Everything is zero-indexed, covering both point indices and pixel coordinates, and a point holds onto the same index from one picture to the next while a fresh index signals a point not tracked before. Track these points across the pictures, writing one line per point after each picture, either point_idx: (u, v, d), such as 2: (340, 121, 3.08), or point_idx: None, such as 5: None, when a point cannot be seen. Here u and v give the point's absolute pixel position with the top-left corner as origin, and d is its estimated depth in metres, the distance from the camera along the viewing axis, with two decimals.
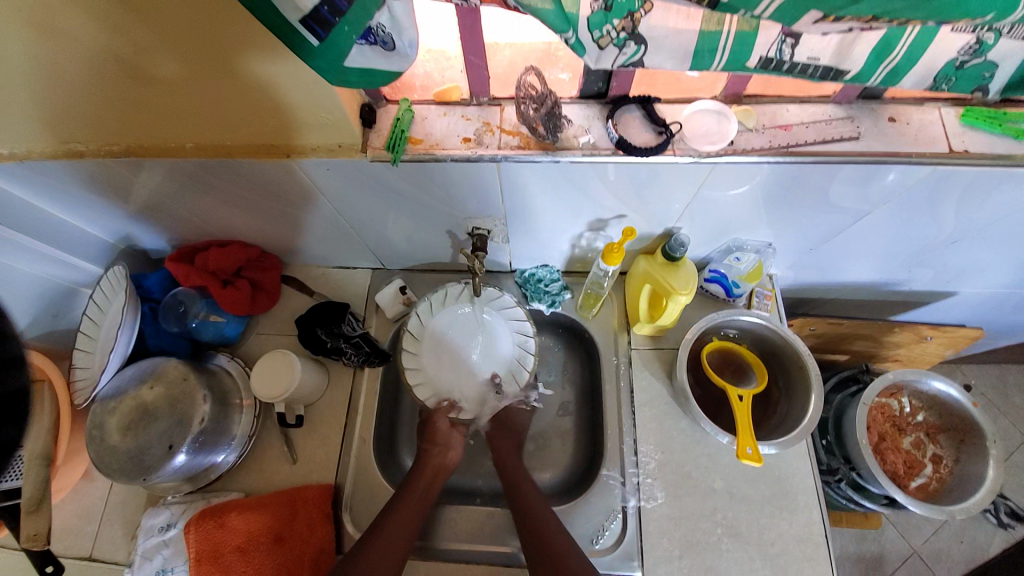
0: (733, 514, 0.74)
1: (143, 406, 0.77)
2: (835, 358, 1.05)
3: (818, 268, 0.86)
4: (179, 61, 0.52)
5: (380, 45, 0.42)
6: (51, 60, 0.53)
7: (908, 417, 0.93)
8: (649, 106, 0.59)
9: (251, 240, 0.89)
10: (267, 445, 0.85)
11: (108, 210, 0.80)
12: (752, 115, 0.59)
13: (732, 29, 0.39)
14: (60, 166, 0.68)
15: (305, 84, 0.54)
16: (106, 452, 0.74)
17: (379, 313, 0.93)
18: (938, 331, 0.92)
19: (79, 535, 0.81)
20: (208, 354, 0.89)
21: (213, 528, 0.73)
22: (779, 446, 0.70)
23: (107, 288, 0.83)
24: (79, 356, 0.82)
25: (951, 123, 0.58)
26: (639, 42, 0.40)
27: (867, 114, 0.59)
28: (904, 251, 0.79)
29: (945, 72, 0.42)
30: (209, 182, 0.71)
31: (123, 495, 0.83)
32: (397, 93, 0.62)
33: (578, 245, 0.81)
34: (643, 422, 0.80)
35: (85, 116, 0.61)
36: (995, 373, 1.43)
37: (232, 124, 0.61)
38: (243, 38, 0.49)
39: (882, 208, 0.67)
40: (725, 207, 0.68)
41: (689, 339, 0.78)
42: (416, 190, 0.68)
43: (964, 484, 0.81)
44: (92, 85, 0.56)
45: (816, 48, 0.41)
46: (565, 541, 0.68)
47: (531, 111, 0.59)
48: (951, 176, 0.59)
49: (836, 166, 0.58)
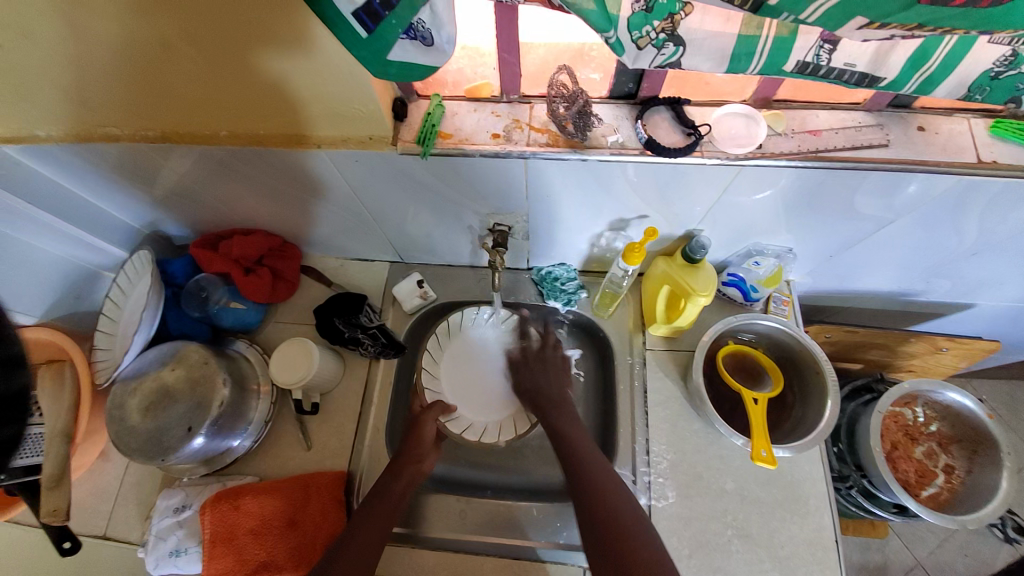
0: (743, 516, 0.75)
1: (164, 387, 0.78)
2: (848, 366, 1.05)
3: (836, 276, 0.86)
4: (214, 50, 0.53)
5: (419, 40, 0.43)
6: (94, 46, 0.54)
7: (921, 427, 0.93)
8: (678, 108, 0.59)
9: (273, 229, 0.90)
10: (282, 432, 0.86)
11: (137, 195, 0.82)
12: (782, 120, 0.59)
13: (771, 33, 0.39)
14: (94, 150, 0.70)
15: (340, 76, 0.55)
16: (126, 432, 0.75)
17: (396, 306, 0.94)
18: (955, 343, 0.91)
19: (97, 512, 0.83)
20: (227, 340, 0.91)
21: (228, 510, 0.74)
22: (793, 451, 0.71)
23: (131, 272, 0.85)
24: (102, 337, 0.84)
25: (980, 133, 0.58)
26: (677, 44, 0.40)
27: (896, 121, 0.59)
28: (924, 262, 0.79)
29: (980, 81, 0.42)
30: (237, 169, 0.72)
31: (140, 475, 0.85)
32: (429, 88, 0.63)
33: (597, 245, 0.82)
34: (656, 422, 0.81)
35: (123, 101, 0.63)
36: (1007, 389, 1.42)
37: (262, 112, 0.62)
38: (276, 29, 0.49)
39: (904, 218, 0.67)
40: (747, 211, 0.68)
41: (706, 342, 0.78)
42: (441, 184, 0.69)
43: (975, 495, 0.81)
44: (132, 72, 0.57)
45: (853, 54, 0.41)
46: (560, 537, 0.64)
47: (562, 110, 0.59)
48: (978, 187, 0.59)
49: (863, 173, 0.58)
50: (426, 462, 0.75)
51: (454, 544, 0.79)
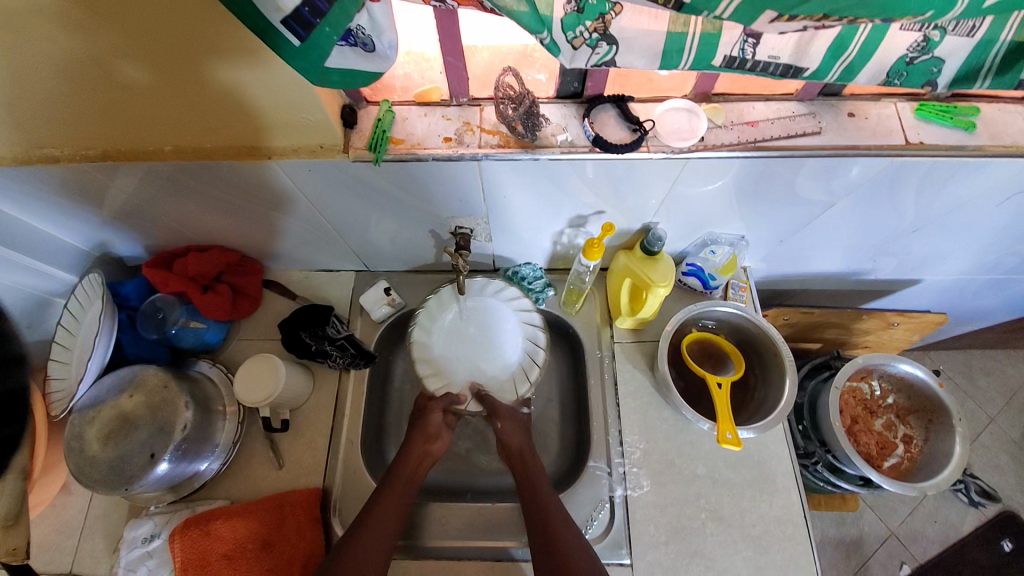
0: (716, 498, 0.77)
1: (123, 414, 0.75)
2: (809, 346, 1.09)
3: (790, 259, 0.90)
4: (153, 64, 0.52)
5: (361, 47, 0.43)
6: (21, 64, 0.52)
7: (879, 400, 0.97)
8: (623, 104, 0.61)
9: (231, 244, 0.88)
10: (252, 451, 0.84)
11: (84, 217, 0.79)
12: (721, 112, 0.62)
13: (697, 30, 0.41)
14: (33, 172, 0.67)
15: (284, 86, 0.54)
16: (85, 463, 0.72)
17: (363, 315, 0.93)
18: (905, 317, 0.96)
19: (58, 551, 0.79)
20: (189, 361, 0.88)
21: (199, 537, 0.72)
22: (756, 431, 0.73)
23: (82, 297, 0.82)
24: (56, 367, 0.81)
25: (907, 116, 0.62)
26: (610, 43, 0.42)
27: (828, 109, 0.62)
28: (870, 241, 0.83)
29: (896, 67, 0.45)
30: (189, 185, 0.71)
31: (104, 507, 0.82)
32: (378, 94, 0.63)
33: (559, 242, 0.83)
34: (627, 413, 0.82)
35: (60, 122, 0.61)
36: (961, 358, 1.50)
37: (209, 125, 0.61)
38: (217, 40, 0.49)
39: (846, 200, 0.70)
40: (699, 202, 0.71)
41: (670, 331, 0.80)
42: (398, 189, 0.68)
43: (933, 461, 0.86)
44: (66, 90, 0.55)
45: (775, 47, 0.43)
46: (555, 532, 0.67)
47: (510, 112, 0.60)
48: (909, 167, 0.63)
49: (801, 160, 0.61)
50: (435, 443, 0.75)
51: (438, 552, 0.78)
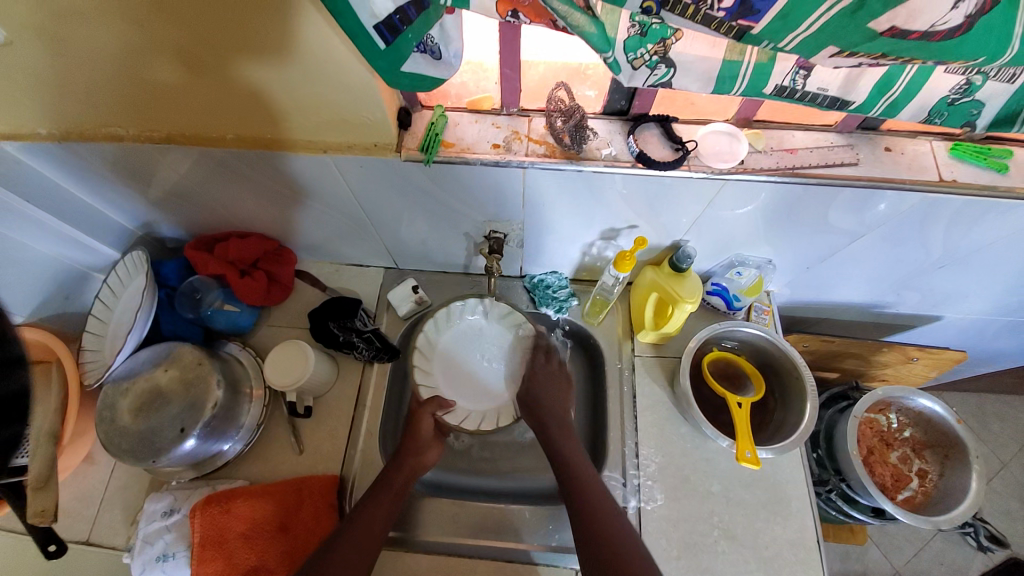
0: (729, 517, 0.77)
1: (158, 388, 0.78)
2: (824, 375, 1.10)
3: (813, 287, 0.91)
4: (224, 53, 0.55)
5: (428, 54, 0.47)
6: (103, 48, 0.56)
7: (895, 432, 0.97)
8: (667, 125, 0.63)
9: (270, 232, 0.91)
10: (273, 435, 0.85)
11: (134, 195, 0.83)
12: (761, 138, 0.64)
13: (751, 60, 0.43)
14: (92, 149, 0.71)
15: (349, 87, 0.58)
16: (117, 433, 0.75)
17: (391, 311, 0.95)
18: (925, 353, 0.96)
19: (79, 517, 0.81)
20: (220, 342, 0.91)
21: (218, 515, 0.73)
22: (775, 451, 0.74)
23: (124, 272, 0.86)
24: (90, 338, 0.84)
25: (941, 154, 0.64)
26: (668, 66, 0.44)
27: (865, 142, 0.64)
28: (894, 274, 0.84)
29: (938, 107, 0.47)
30: (239, 171, 0.74)
31: (126, 479, 0.84)
32: (433, 100, 0.66)
33: (588, 253, 0.85)
34: (644, 426, 0.83)
35: (131, 105, 0.64)
36: (975, 400, 1.49)
37: (269, 116, 0.64)
38: (287, 34, 0.51)
39: (875, 232, 0.72)
40: (730, 224, 0.73)
41: (692, 348, 0.81)
42: (442, 191, 0.71)
43: (949, 496, 0.86)
44: (142, 75, 0.59)
45: (825, 79, 0.45)
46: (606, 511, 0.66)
47: (559, 123, 0.62)
48: (941, 203, 0.64)
49: (836, 189, 0.62)
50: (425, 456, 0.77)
51: (448, 547, 0.79)
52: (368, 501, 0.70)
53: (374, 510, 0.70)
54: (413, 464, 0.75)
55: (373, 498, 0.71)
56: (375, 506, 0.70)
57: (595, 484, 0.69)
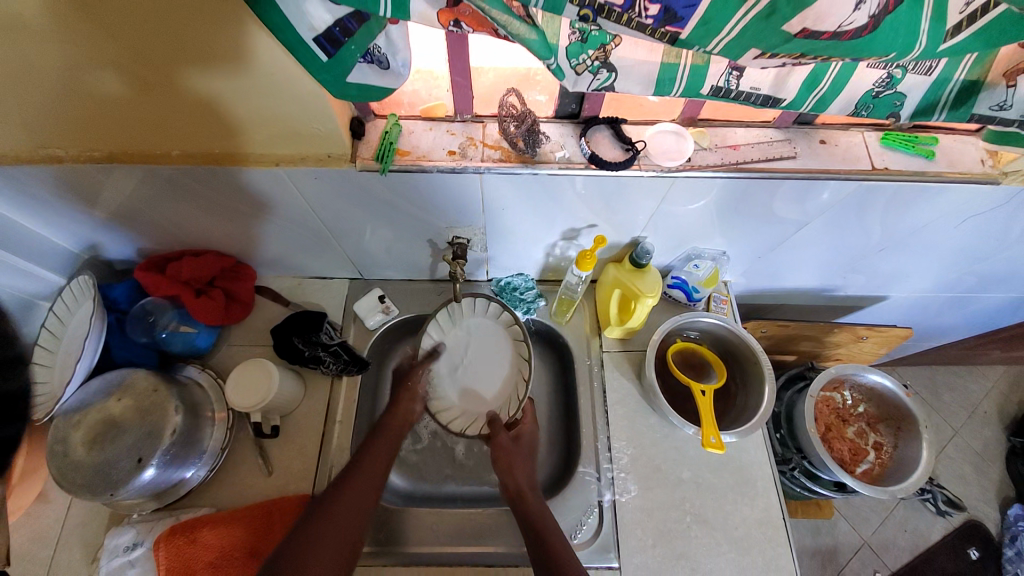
0: (700, 502, 0.80)
1: (111, 417, 0.74)
2: (784, 358, 1.15)
3: (767, 275, 0.95)
4: (163, 66, 0.53)
5: (376, 63, 0.47)
6: (31, 67, 0.53)
7: (851, 409, 1.02)
8: (617, 126, 0.65)
9: (227, 249, 0.88)
10: (240, 458, 0.83)
11: (77, 218, 0.79)
12: (706, 136, 0.67)
13: (687, 62, 0.45)
14: (27, 171, 0.67)
15: (297, 99, 0.57)
16: (69, 467, 0.71)
17: (358, 323, 0.94)
18: (874, 331, 1.02)
19: (31, 562, 0.76)
20: (178, 366, 0.87)
21: (184, 545, 0.71)
22: (738, 435, 0.77)
23: (70, 299, 0.81)
24: (40, 371, 0.79)
25: (873, 144, 0.68)
26: (610, 70, 0.46)
27: (802, 136, 0.68)
28: (841, 258, 0.89)
29: (864, 100, 0.50)
30: (190, 188, 0.71)
31: (82, 516, 0.79)
32: (385, 108, 0.66)
33: (552, 254, 0.86)
34: (616, 420, 0.85)
35: (67, 125, 0.62)
36: (925, 373, 1.59)
37: (216, 130, 0.63)
38: (229, 47, 0.50)
39: (818, 220, 0.76)
40: (684, 219, 0.75)
41: (656, 341, 0.84)
42: (401, 200, 0.71)
43: (902, 466, 0.91)
44: (76, 93, 0.57)
45: (757, 79, 0.48)
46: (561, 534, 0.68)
47: (512, 129, 0.64)
48: (876, 190, 0.68)
49: (778, 181, 0.66)
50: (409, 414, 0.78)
51: (429, 557, 0.78)
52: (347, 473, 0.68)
53: (354, 475, 0.68)
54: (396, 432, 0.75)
55: (357, 464, 0.70)
56: (353, 486, 0.67)
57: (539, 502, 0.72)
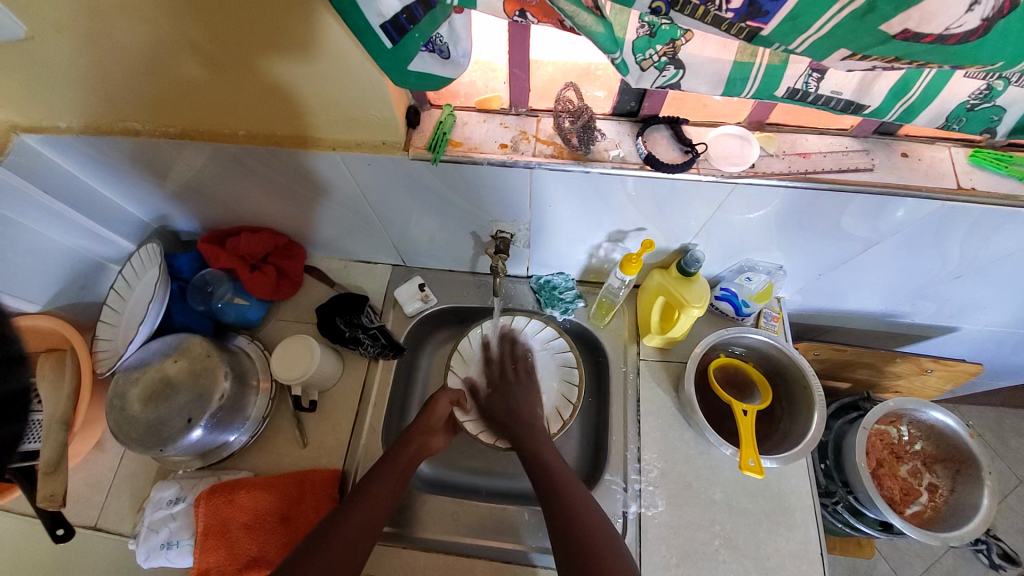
0: (731, 526, 0.76)
1: (167, 377, 0.79)
2: (837, 385, 1.08)
3: (826, 295, 0.89)
4: (236, 48, 0.55)
5: (437, 52, 0.47)
6: (121, 44, 0.56)
7: (906, 445, 0.95)
8: (677, 127, 0.62)
9: (281, 228, 0.92)
10: (279, 428, 0.87)
11: (149, 190, 0.84)
12: (774, 141, 0.63)
13: (763, 61, 0.43)
14: (108, 142, 0.72)
15: (358, 83, 0.58)
16: (125, 420, 0.76)
17: (396, 308, 0.96)
18: (940, 365, 0.94)
19: (87, 503, 0.83)
20: (230, 335, 0.92)
21: (223, 503, 0.75)
22: (780, 461, 0.73)
23: (137, 265, 0.87)
24: (104, 328, 0.86)
25: (960, 162, 0.62)
26: (677, 66, 0.44)
27: (882, 147, 0.63)
28: (909, 283, 0.82)
29: (956, 112, 0.46)
30: (251, 167, 0.74)
31: (133, 468, 0.85)
32: (441, 98, 0.67)
33: (595, 256, 0.85)
34: (648, 431, 0.82)
35: (147, 102, 0.66)
36: (993, 415, 1.45)
37: (280, 113, 0.65)
38: (300, 31, 0.52)
39: (890, 240, 0.70)
40: (741, 228, 0.71)
41: (698, 354, 0.80)
42: (449, 189, 0.71)
43: (959, 512, 0.83)
44: (157, 70, 0.60)
45: (840, 83, 0.44)
46: (596, 515, 0.66)
47: (567, 124, 0.62)
48: (958, 212, 0.62)
49: (850, 195, 0.61)
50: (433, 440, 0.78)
51: (446, 546, 0.79)
52: (374, 475, 0.72)
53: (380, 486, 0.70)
54: (420, 443, 0.77)
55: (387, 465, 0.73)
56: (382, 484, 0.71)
57: (586, 497, 0.68)
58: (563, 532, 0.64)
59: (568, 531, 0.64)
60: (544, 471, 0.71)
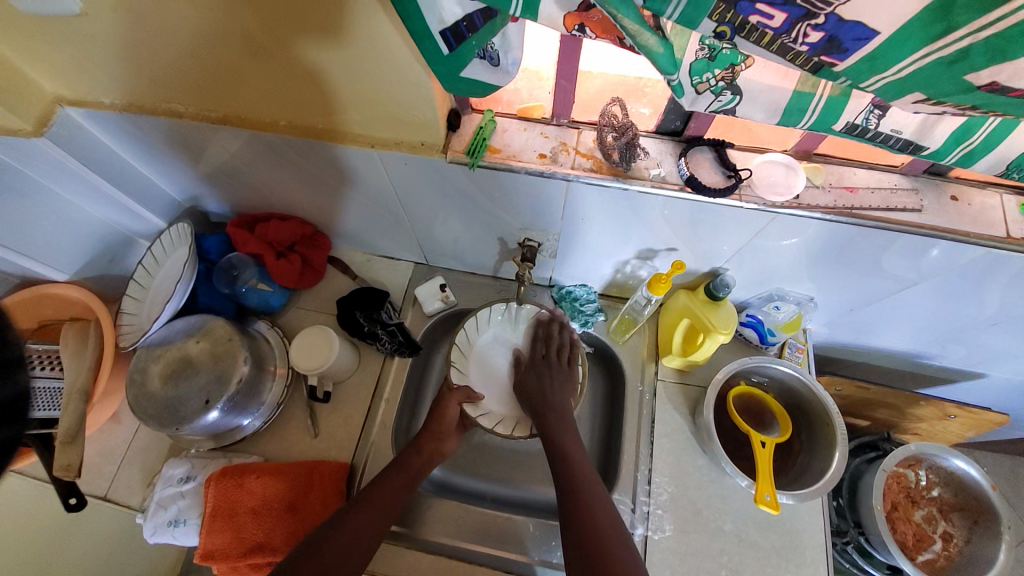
0: (738, 558, 0.74)
1: (188, 357, 0.79)
2: (854, 422, 1.05)
3: (853, 330, 0.87)
4: (287, 39, 0.55)
5: (488, 60, 0.46)
6: (176, 26, 0.57)
7: (923, 490, 0.91)
8: (722, 150, 0.61)
9: (309, 218, 0.92)
10: (292, 415, 0.87)
11: (185, 170, 0.85)
12: (821, 173, 0.61)
13: (824, 94, 0.41)
14: (151, 121, 0.73)
15: (405, 83, 0.58)
16: (144, 396, 0.77)
17: (415, 307, 0.96)
18: (964, 412, 0.91)
19: (98, 474, 0.84)
20: (250, 319, 0.93)
21: (232, 487, 0.75)
22: (797, 497, 0.71)
23: (167, 243, 0.88)
24: (129, 302, 0.87)
25: (1011, 210, 0.60)
26: (734, 92, 0.43)
27: (931, 188, 0.61)
28: (942, 326, 0.79)
29: (1018, 161, 0.43)
30: (287, 156, 0.75)
31: (147, 442, 0.86)
32: (484, 104, 0.66)
33: (620, 271, 0.84)
34: (660, 453, 0.81)
35: (193, 85, 0.66)
36: (1010, 464, 1.40)
37: (322, 105, 0.65)
38: (353, 28, 0.52)
39: (929, 282, 0.68)
40: (775, 256, 0.70)
41: (719, 381, 0.78)
42: (481, 194, 0.71)
43: (973, 565, 0.81)
44: (208, 54, 0.60)
45: (901, 121, 0.43)
46: (612, 520, 0.64)
47: (610, 139, 0.62)
48: (1005, 261, 0.60)
49: (895, 234, 0.59)
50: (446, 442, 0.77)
51: (447, 549, 0.78)
52: (389, 471, 0.72)
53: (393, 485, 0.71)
54: (432, 449, 0.75)
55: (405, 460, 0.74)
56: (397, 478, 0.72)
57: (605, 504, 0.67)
58: (578, 537, 0.62)
59: (581, 535, 0.62)
60: (563, 470, 0.69)
